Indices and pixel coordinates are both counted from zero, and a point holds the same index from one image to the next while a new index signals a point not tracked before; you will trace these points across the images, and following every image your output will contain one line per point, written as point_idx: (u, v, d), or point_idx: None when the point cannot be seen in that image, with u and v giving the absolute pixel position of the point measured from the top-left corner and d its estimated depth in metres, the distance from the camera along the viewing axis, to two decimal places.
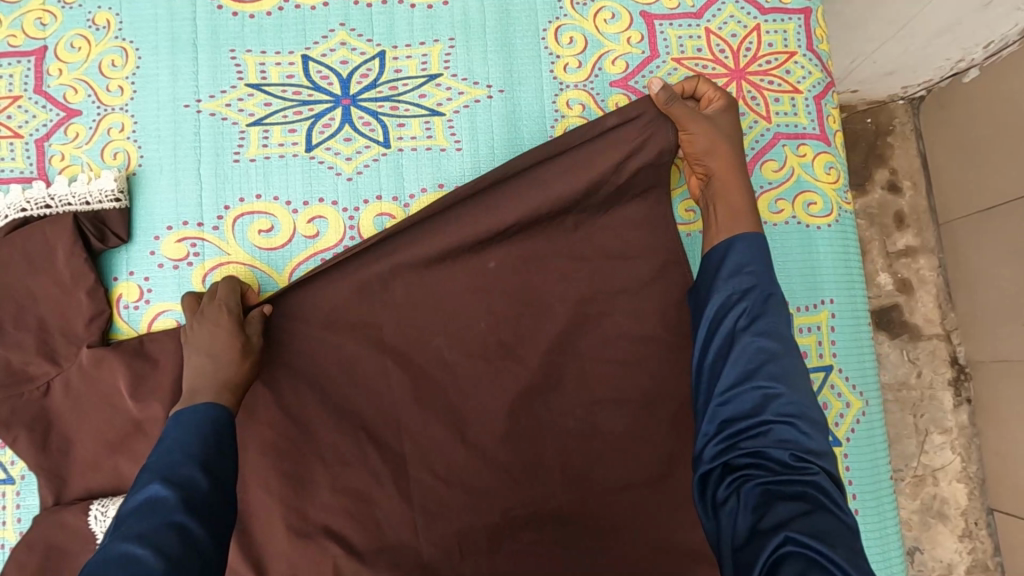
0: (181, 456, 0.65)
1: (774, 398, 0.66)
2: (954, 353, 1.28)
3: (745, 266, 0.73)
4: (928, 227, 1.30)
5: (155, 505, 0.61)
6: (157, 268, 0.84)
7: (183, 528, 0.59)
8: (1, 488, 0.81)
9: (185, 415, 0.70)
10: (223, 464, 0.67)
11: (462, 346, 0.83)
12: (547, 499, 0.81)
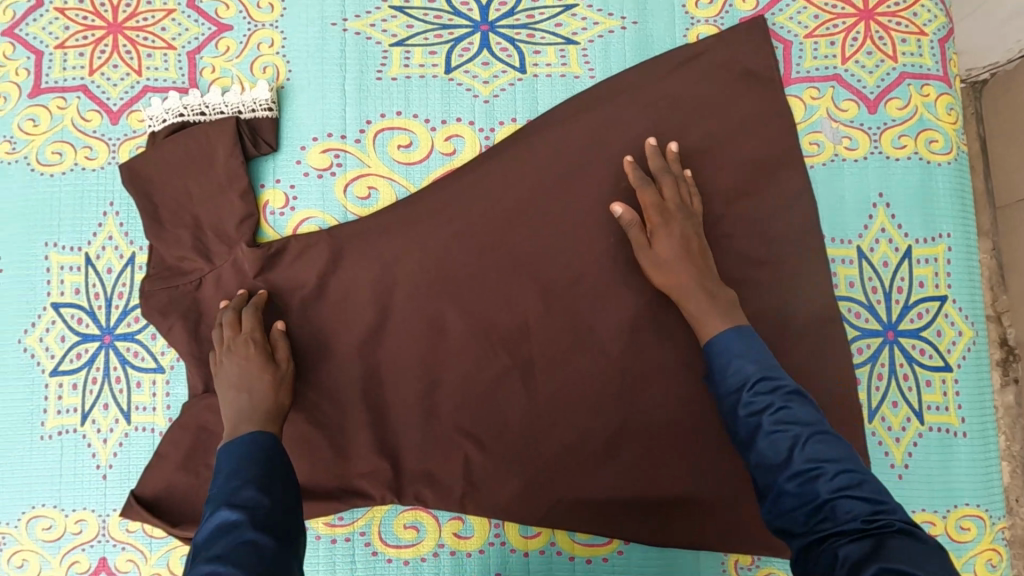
0: (232, 483, 0.67)
1: (814, 456, 0.63)
2: (1003, 334, 1.06)
3: (741, 359, 0.71)
4: (983, 210, 1.09)
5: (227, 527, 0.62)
6: (303, 176, 0.88)
7: (256, 544, 0.61)
8: (152, 376, 0.87)
9: (228, 448, 0.71)
10: (272, 485, 0.68)
11: (589, 266, 0.87)
12: (663, 413, 0.85)
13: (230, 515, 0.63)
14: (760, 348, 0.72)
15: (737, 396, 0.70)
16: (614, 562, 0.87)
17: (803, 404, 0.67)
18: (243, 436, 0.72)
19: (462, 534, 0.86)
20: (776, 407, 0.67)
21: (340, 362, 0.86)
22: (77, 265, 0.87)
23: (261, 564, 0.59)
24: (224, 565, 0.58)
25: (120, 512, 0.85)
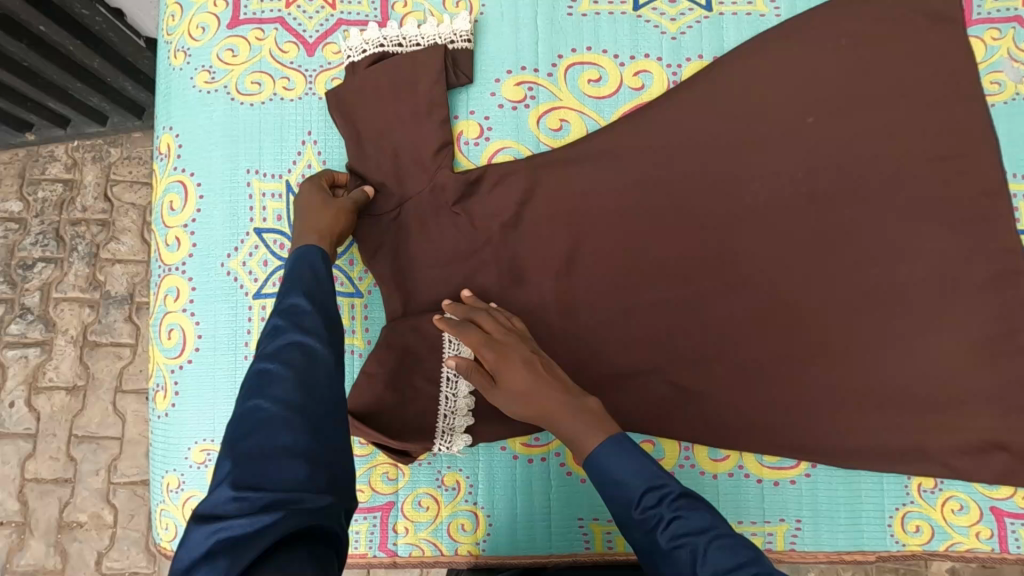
0: (285, 288, 0.69)
1: (705, 567, 0.58)
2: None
3: (622, 477, 0.65)
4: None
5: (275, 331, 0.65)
6: (497, 108, 0.90)
7: (305, 346, 0.63)
8: (351, 300, 0.90)
9: (299, 255, 0.74)
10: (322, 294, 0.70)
11: (773, 199, 0.90)
12: (848, 341, 0.88)
13: (280, 317, 0.66)
14: (641, 457, 0.66)
15: (639, 518, 0.64)
16: (802, 487, 0.88)
17: (626, 459, 0.65)
18: (305, 245, 0.75)
19: (653, 456, 0.89)
20: (671, 518, 0.62)
21: (536, 289, 0.89)
22: (278, 192, 0.90)
23: (308, 362, 0.62)
24: (267, 398, 0.58)
25: None
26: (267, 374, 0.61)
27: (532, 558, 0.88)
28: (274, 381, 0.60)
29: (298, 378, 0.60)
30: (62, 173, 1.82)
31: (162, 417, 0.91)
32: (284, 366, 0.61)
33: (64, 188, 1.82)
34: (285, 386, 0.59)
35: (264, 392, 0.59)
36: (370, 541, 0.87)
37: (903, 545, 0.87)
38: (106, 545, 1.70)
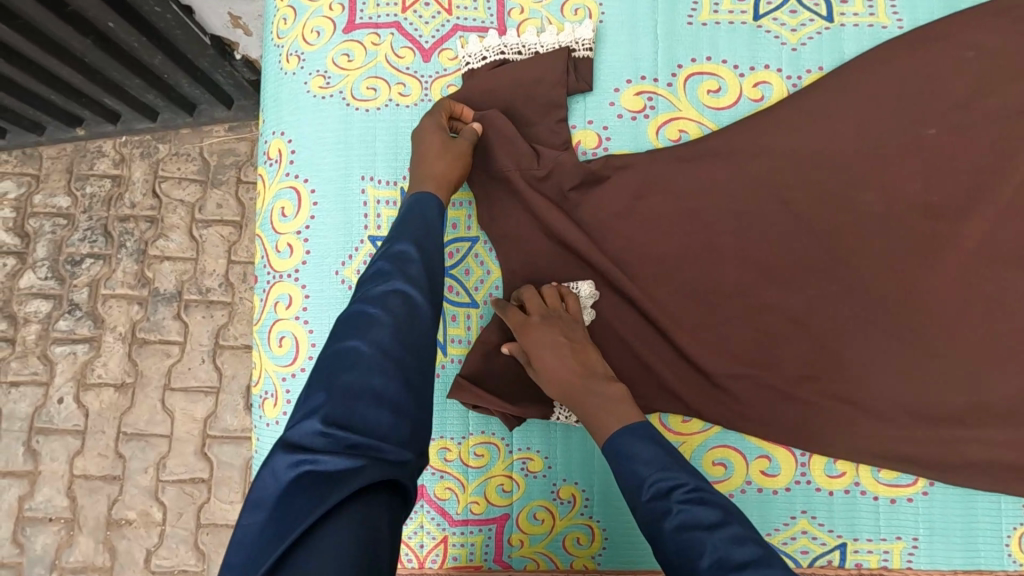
0: (395, 234, 0.72)
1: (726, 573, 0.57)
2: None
3: (633, 461, 0.66)
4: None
5: (382, 276, 0.67)
6: (617, 117, 0.89)
7: (407, 295, 0.65)
8: (466, 310, 0.89)
9: (417, 202, 0.76)
10: (430, 245, 0.72)
11: (892, 211, 0.90)
12: (964, 357, 0.88)
13: (386, 262, 0.68)
14: (660, 446, 0.68)
15: (636, 499, 0.65)
16: (918, 504, 0.88)
17: (643, 447, 0.67)
18: (422, 194, 0.76)
19: (769, 472, 0.88)
20: (677, 510, 0.62)
21: (655, 300, 0.88)
22: (393, 199, 0.89)
23: (410, 314, 0.64)
24: (367, 340, 0.61)
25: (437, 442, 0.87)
26: (370, 315, 0.63)
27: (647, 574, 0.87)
28: (371, 325, 0.63)
29: (399, 327, 0.63)
30: (111, 169, 1.79)
31: (274, 424, 0.91)
32: (385, 314, 0.63)
33: (112, 184, 1.79)
34: (384, 334, 0.62)
35: (365, 336, 0.61)
36: (484, 553, 0.87)
37: (1020, 565, 0.87)
38: (155, 544, 1.66)
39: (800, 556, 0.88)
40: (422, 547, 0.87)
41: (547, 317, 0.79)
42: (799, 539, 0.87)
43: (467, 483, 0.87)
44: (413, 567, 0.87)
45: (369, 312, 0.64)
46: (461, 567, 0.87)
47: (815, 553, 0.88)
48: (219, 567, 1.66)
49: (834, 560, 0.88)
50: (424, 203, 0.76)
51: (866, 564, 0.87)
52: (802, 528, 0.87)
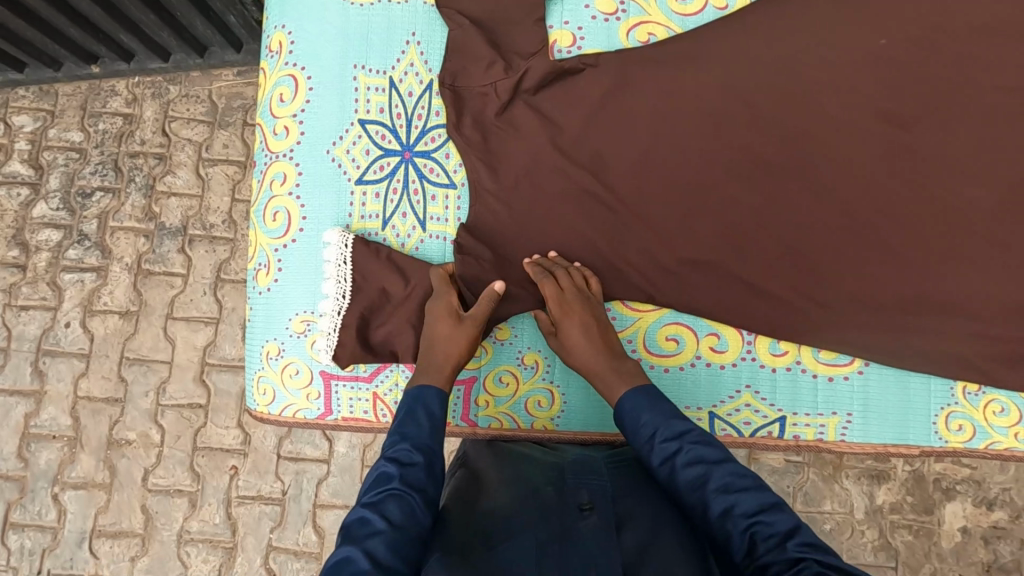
0: (397, 435, 0.79)
1: (730, 494, 0.72)
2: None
3: (642, 415, 0.81)
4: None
5: (385, 479, 0.74)
6: (590, 19, 0.97)
7: (409, 490, 0.73)
8: (445, 191, 0.96)
9: (419, 396, 0.84)
10: (433, 437, 0.80)
11: (847, 114, 0.96)
12: (906, 252, 0.95)
13: (389, 466, 0.75)
14: (660, 399, 0.83)
15: (648, 446, 0.80)
16: (854, 383, 0.95)
17: (677, 420, 0.80)
18: (430, 388, 0.84)
19: (718, 348, 0.96)
20: (686, 448, 0.77)
21: (619, 187, 0.96)
22: (382, 86, 0.97)
23: (422, 486, 0.75)
24: (396, 473, 0.75)
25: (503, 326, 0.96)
26: (388, 477, 0.75)
27: (600, 435, 0.95)
28: (393, 477, 0.74)
29: (402, 518, 0.69)
30: (123, 108, 1.83)
31: (265, 291, 0.99)
32: (385, 523, 0.68)
33: (124, 122, 1.83)
34: (410, 475, 0.75)
35: (363, 548, 0.65)
36: (453, 411, 0.96)
37: (945, 442, 0.94)
38: (152, 464, 1.71)
39: (742, 427, 0.96)
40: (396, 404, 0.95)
41: (579, 301, 0.89)
42: (743, 411, 0.95)
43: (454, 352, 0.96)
44: (387, 422, 0.95)
45: (387, 474, 0.75)
46: None
47: (757, 424, 0.96)
48: (213, 489, 1.70)
49: (774, 432, 0.96)
50: (431, 397, 0.84)
51: (803, 436, 0.95)
52: (745, 401, 0.95)
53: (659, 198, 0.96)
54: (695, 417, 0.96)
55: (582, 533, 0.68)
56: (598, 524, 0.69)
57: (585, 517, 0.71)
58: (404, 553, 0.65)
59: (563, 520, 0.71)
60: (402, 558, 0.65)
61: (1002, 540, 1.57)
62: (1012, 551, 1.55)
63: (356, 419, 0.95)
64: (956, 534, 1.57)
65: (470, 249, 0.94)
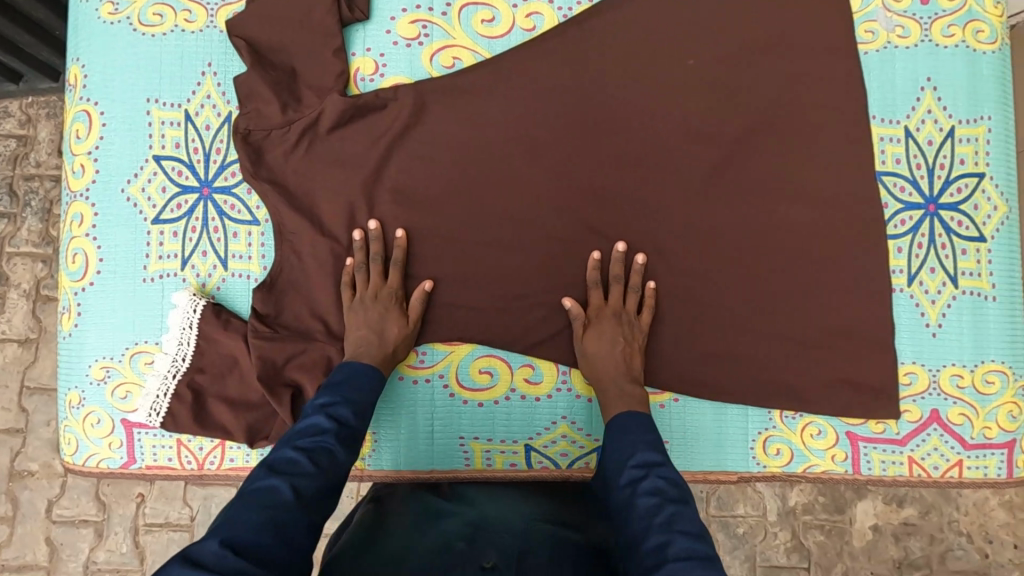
0: (337, 396, 0.79)
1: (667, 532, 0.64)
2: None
3: (634, 436, 0.78)
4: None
5: (319, 431, 0.74)
6: (392, 45, 0.94)
7: (332, 452, 0.72)
8: (247, 228, 0.93)
9: (350, 369, 0.84)
10: (370, 407, 0.81)
11: (657, 137, 0.94)
12: (714, 275, 0.94)
13: (322, 419, 0.75)
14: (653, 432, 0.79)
15: (620, 466, 0.75)
16: (671, 411, 0.94)
17: (653, 450, 0.76)
18: (360, 363, 0.84)
19: (532, 380, 0.94)
20: (654, 475, 0.72)
21: (427, 218, 0.93)
22: (177, 121, 0.93)
23: (333, 469, 0.70)
24: (328, 445, 0.72)
25: (423, 346, 0.93)
26: (319, 429, 0.74)
27: (414, 473, 0.93)
28: (319, 434, 0.73)
29: (318, 472, 0.68)
30: (16, 129, 1.35)
31: (66, 337, 0.94)
32: (314, 465, 0.69)
33: (18, 143, 1.36)
34: (329, 438, 0.73)
35: (291, 482, 0.65)
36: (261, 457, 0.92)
37: (763, 467, 0.93)
38: (57, 495, 1.36)
39: (559, 459, 0.94)
40: (201, 450, 0.92)
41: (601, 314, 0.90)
42: (558, 442, 0.93)
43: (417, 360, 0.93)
44: (193, 469, 0.92)
45: (318, 427, 0.74)
46: (238, 468, 0.92)
47: (575, 456, 0.93)
48: (120, 517, 1.36)
49: (592, 463, 0.93)
50: (359, 369, 0.84)
51: None
52: (561, 433, 0.93)
53: (466, 229, 0.94)
54: (511, 450, 0.93)
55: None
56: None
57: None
58: (325, 499, 0.67)
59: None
60: (321, 502, 0.67)
61: (912, 536, 1.39)
62: (923, 548, 1.38)
63: (160, 467, 0.92)
64: (868, 532, 1.39)
65: (276, 287, 0.92)
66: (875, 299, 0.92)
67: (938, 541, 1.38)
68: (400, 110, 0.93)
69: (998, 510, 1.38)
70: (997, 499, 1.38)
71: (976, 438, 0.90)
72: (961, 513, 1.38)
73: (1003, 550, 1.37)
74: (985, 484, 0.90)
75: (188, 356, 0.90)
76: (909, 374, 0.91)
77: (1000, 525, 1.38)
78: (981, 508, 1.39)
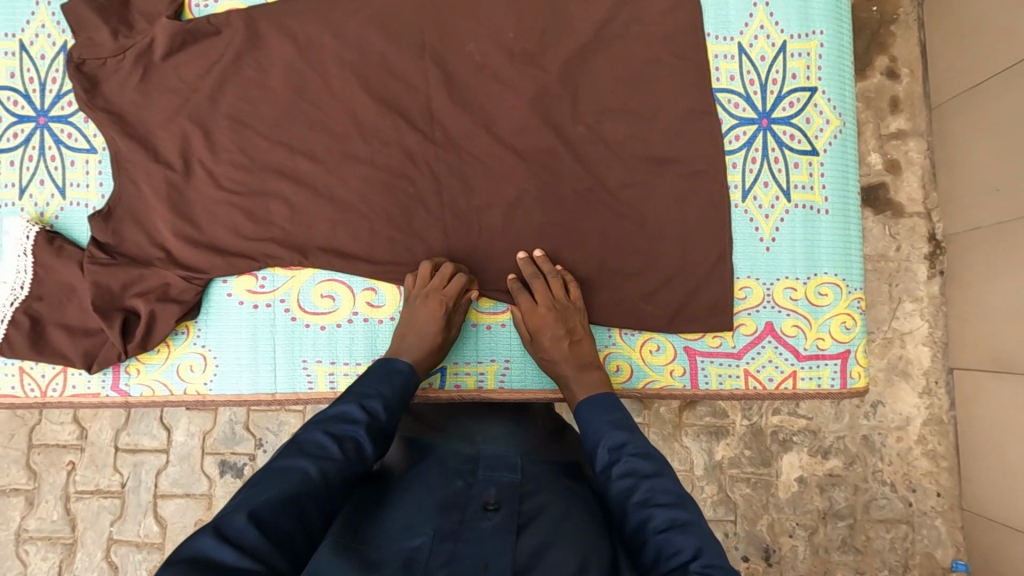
0: (372, 391, 0.75)
1: (647, 508, 0.63)
2: (931, 229, 1.30)
3: (595, 421, 0.74)
4: (920, 111, 1.31)
5: (350, 421, 0.70)
6: None
7: (361, 444, 0.68)
8: (85, 156, 0.93)
9: (389, 366, 0.80)
10: (400, 404, 0.77)
11: (496, 58, 0.93)
12: (555, 193, 0.92)
13: (357, 411, 0.71)
14: (613, 411, 0.75)
15: (592, 451, 0.72)
16: (512, 329, 0.94)
17: (622, 428, 0.72)
18: (401, 363, 0.81)
19: (375, 303, 0.94)
20: (625, 458, 0.68)
21: (263, 142, 0.93)
22: (11, 51, 0.93)
23: (360, 459, 0.67)
24: (349, 434, 0.69)
25: (252, 273, 0.93)
26: (349, 418, 0.70)
27: (255, 396, 0.93)
28: (348, 424, 0.69)
29: (343, 462, 0.65)
30: None
31: None
32: (341, 453, 0.66)
33: None
34: (359, 430, 0.69)
35: (319, 466, 0.63)
36: (102, 382, 0.93)
37: None
38: None
39: None
40: (44, 378, 0.92)
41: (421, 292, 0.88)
42: None
43: (275, 290, 0.93)
44: (36, 397, 0.92)
45: (348, 416, 0.70)
46: (80, 395, 0.93)
47: None
48: (50, 485, 1.31)
49: (435, 383, 0.93)
50: (397, 370, 0.80)
51: (464, 385, 0.93)
52: None
53: (305, 155, 0.93)
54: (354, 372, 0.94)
55: (482, 534, 0.59)
56: (501, 523, 0.60)
57: (489, 516, 0.61)
58: (344, 487, 0.64)
59: (463, 516, 0.62)
60: (341, 492, 0.64)
61: (837, 487, 1.28)
62: (847, 498, 1.27)
63: (3, 395, 0.92)
64: (793, 485, 1.28)
65: (113, 216, 0.92)
66: (715, 217, 0.91)
67: (862, 490, 1.28)
68: (231, 33, 0.92)
69: (921, 460, 1.28)
70: (920, 447, 1.28)
71: (809, 349, 0.92)
72: (885, 463, 1.28)
73: (927, 498, 1.27)
74: (820, 394, 0.92)
75: (27, 285, 0.90)
76: (746, 289, 0.92)
77: (923, 473, 1.28)
78: (907, 458, 1.28)
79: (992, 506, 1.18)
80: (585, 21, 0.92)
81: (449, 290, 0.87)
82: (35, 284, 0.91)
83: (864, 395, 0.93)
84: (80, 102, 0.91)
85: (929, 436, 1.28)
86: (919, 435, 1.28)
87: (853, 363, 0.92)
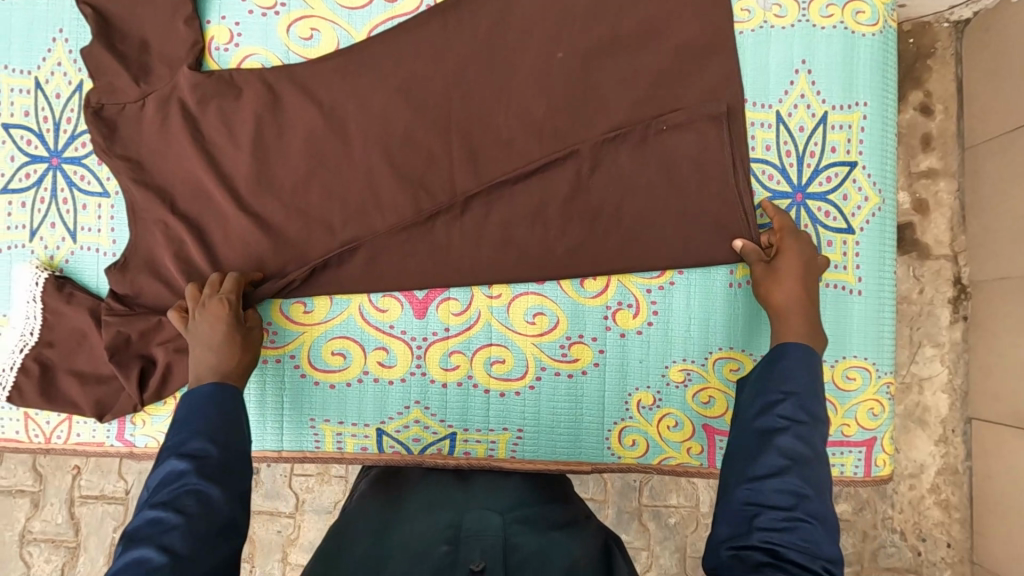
0: (187, 433, 0.72)
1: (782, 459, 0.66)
2: (957, 272, 1.24)
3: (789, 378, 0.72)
4: (952, 150, 1.24)
5: (176, 476, 0.67)
6: (248, 14, 0.91)
7: (199, 492, 0.66)
8: (97, 199, 0.91)
9: (193, 396, 0.76)
10: (231, 431, 0.74)
11: (522, 115, 0.89)
12: (576, 258, 0.89)
13: (181, 463, 0.68)
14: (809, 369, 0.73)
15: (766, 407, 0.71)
16: (526, 398, 0.91)
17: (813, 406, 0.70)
18: (202, 387, 0.77)
19: (386, 363, 0.91)
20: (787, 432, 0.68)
21: (278, 192, 0.90)
22: (27, 88, 0.91)
23: (206, 512, 0.65)
24: (184, 493, 0.66)
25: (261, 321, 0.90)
26: (176, 474, 0.68)
27: (261, 454, 0.93)
28: (176, 481, 0.67)
29: (188, 527, 0.63)
30: None
31: None
32: (179, 517, 0.64)
33: None
34: (188, 483, 0.67)
35: (157, 546, 0.61)
36: (108, 431, 0.91)
37: (618, 457, 0.91)
38: None
39: (412, 444, 0.92)
40: (49, 424, 0.91)
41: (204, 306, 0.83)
42: (411, 428, 0.92)
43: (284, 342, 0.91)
44: (41, 442, 0.91)
45: (177, 472, 0.68)
46: (85, 443, 0.91)
47: (427, 441, 0.92)
48: (55, 489, 1.30)
49: (444, 449, 0.92)
50: (204, 393, 0.77)
51: (474, 453, 0.92)
52: (414, 418, 0.92)
53: (321, 208, 0.90)
54: (362, 434, 0.92)
55: None
56: None
57: None
58: (203, 546, 0.63)
59: None
60: (200, 551, 0.62)
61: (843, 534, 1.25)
62: (854, 544, 1.24)
63: (8, 440, 0.91)
64: None
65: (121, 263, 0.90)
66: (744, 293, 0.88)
67: (871, 537, 1.25)
68: (251, 82, 0.90)
69: (932, 509, 1.24)
70: (932, 497, 1.23)
71: (834, 435, 0.89)
72: (895, 510, 1.24)
73: (936, 548, 1.23)
74: (842, 481, 0.89)
75: (36, 330, 0.89)
76: (736, 363, 0.89)
77: (933, 523, 1.23)
78: (917, 506, 1.24)
79: (1003, 564, 1.14)
80: (619, 79, 0.88)
81: (223, 289, 0.84)
82: (41, 330, 0.89)
83: (888, 483, 0.90)
84: (96, 146, 0.89)
85: (942, 485, 1.23)
86: (932, 484, 1.23)
87: (878, 451, 0.89)
